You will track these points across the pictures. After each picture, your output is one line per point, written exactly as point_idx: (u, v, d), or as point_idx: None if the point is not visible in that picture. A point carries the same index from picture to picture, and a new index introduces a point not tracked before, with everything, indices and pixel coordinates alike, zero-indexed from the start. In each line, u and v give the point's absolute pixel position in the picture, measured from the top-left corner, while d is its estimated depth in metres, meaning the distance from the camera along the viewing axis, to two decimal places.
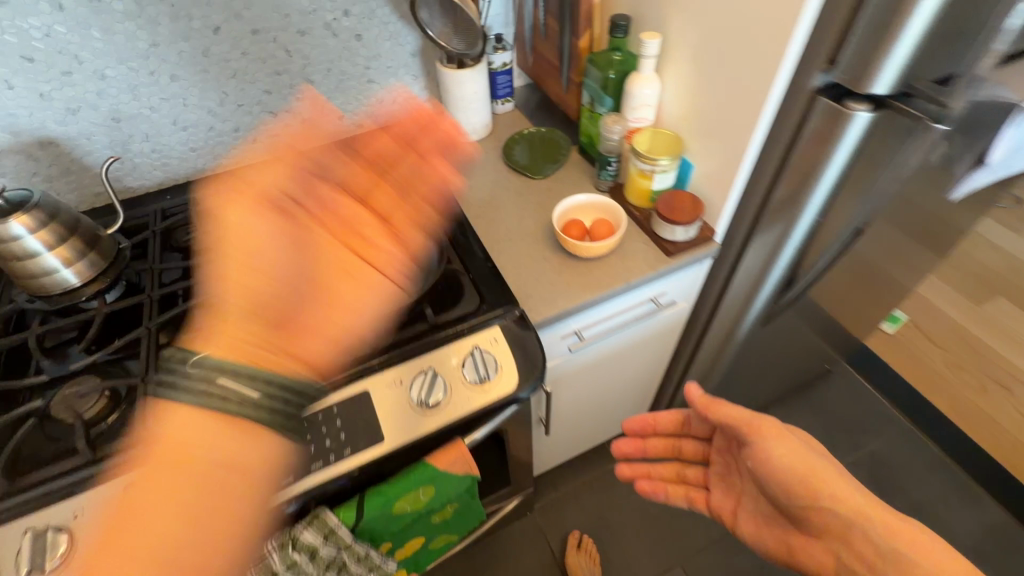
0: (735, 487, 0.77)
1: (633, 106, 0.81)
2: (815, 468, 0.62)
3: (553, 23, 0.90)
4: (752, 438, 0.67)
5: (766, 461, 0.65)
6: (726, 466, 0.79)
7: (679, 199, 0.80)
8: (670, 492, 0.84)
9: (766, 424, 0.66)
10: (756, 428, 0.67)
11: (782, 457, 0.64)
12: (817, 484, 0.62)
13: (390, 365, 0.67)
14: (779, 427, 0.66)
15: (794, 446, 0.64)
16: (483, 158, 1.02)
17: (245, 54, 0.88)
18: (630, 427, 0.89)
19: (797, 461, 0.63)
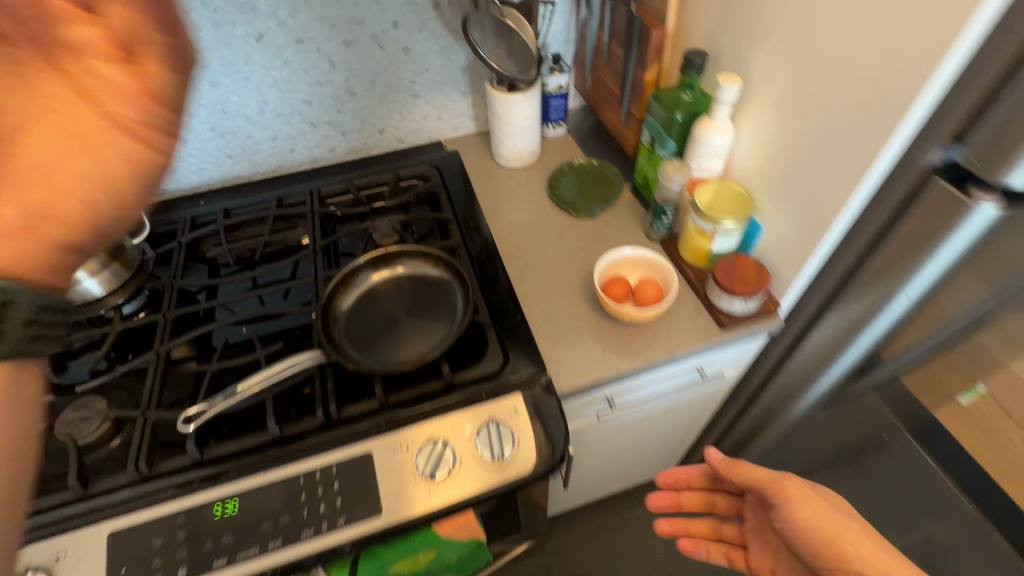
0: (771, 545, 0.73)
1: (699, 154, 0.71)
2: (837, 522, 0.62)
3: (618, 50, 0.81)
4: (777, 499, 0.66)
5: (793, 524, 0.64)
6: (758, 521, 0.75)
7: (740, 265, 0.70)
8: (707, 551, 0.80)
9: (789, 484, 0.66)
10: (778, 486, 0.67)
11: (807, 516, 0.63)
12: (842, 540, 0.60)
13: (398, 427, 0.62)
14: (802, 484, 0.66)
15: (818, 505, 0.64)
16: (527, 188, 0.94)
17: (288, 63, 0.83)
18: (663, 480, 0.85)
19: (820, 520, 0.62)
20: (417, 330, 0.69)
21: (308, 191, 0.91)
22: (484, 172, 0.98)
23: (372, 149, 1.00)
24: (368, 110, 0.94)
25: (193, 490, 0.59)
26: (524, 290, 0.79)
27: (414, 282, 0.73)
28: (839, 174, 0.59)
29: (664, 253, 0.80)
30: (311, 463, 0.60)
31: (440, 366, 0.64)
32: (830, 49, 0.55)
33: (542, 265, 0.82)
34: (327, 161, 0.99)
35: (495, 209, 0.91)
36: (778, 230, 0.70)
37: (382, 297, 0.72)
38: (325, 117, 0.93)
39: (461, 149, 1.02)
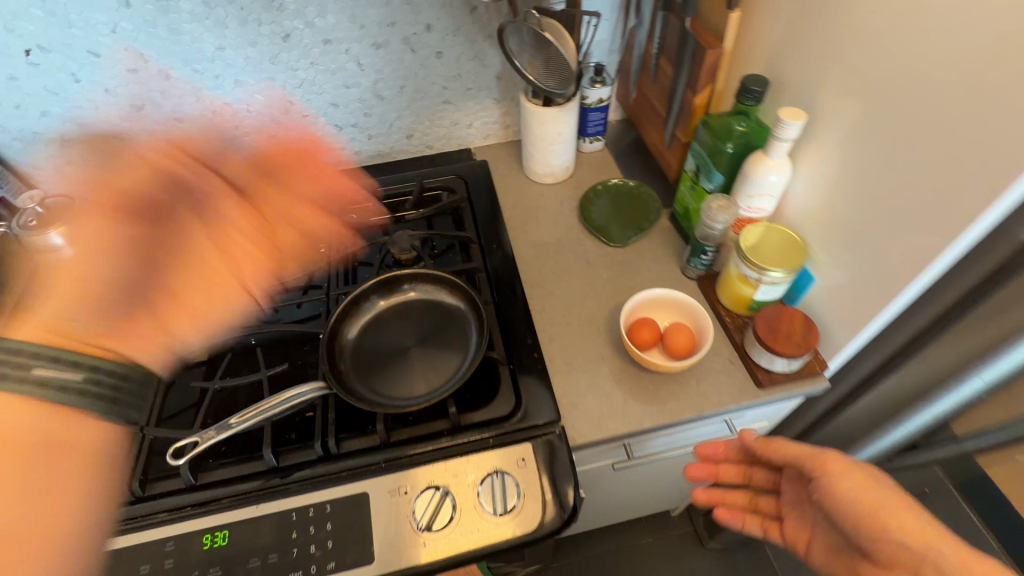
0: (813, 521, 0.63)
1: (750, 193, 0.64)
2: (883, 498, 0.54)
3: (666, 67, 0.74)
4: (816, 472, 0.58)
5: (833, 501, 0.56)
6: (798, 494, 0.66)
7: (785, 319, 0.63)
8: (742, 519, 0.70)
9: (829, 458, 0.58)
10: (815, 462, 0.59)
11: (848, 494, 0.55)
12: (888, 517, 0.53)
13: (398, 469, 0.59)
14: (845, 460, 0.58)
15: (862, 480, 0.56)
16: (556, 206, 0.88)
17: (314, 64, 0.80)
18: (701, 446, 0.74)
19: (864, 494, 0.55)
20: (425, 363, 0.65)
21: None
22: (512, 185, 0.92)
23: (398, 154, 0.96)
24: (396, 114, 0.90)
25: (184, 516, 0.57)
26: (544, 322, 0.73)
27: (428, 309, 0.69)
28: (917, 233, 0.51)
29: (700, 293, 0.74)
30: (306, 499, 0.58)
31: (447, 406, 0.60)
32: (920, 92, 0.48)
33: (565, 295, 0.76)
34: (351, 164, 0.96)
35: (521, 228, 0.86)
36: (834, 285, 0.63)
37: (393, 323, 0.68)
38: (351, 120, 0.89)
39: (490, 159, 0.96)
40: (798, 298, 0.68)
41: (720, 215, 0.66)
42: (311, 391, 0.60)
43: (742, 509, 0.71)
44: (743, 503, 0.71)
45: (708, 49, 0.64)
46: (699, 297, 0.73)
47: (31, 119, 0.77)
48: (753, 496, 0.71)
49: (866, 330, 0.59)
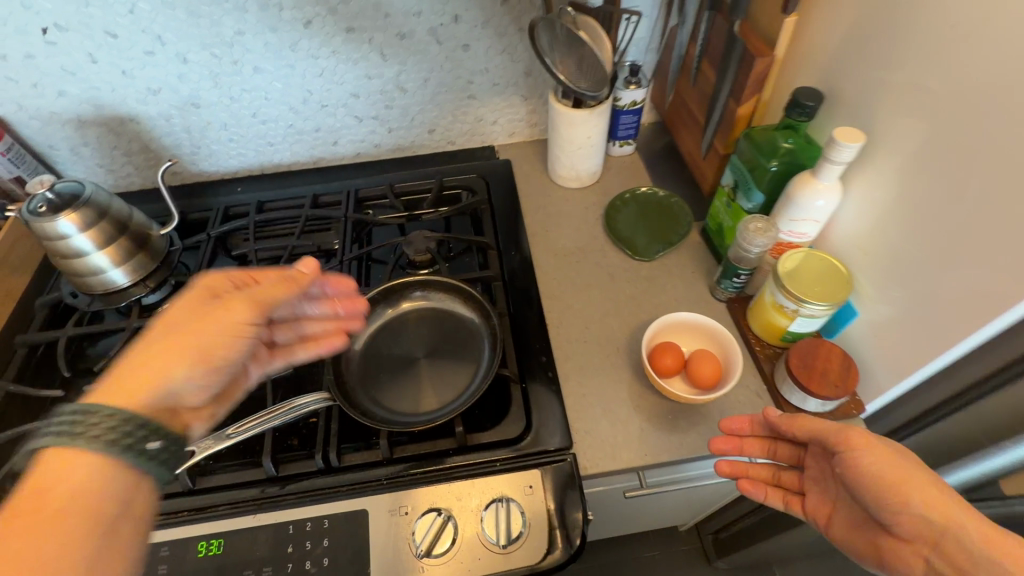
0: (840, 497, 0.54)
1: (792, 216, 0.59)
2: (908, 472, 0.47)
3: (708, 71, 0.69)
4: (836, 447, 0.51)
5: (853, 475, 0.49)
6: (824, 466, 0.56)
7: (822, 354, 0.58)
8: (765, 495, 0.59)
9: (852, 432, 0.50)
10: (834, 434, 0.51)
11: (869, 468, 0.48)
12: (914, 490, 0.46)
13: (399, 488, 0.56)
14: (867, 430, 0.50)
15: (884, 455, 0.48)
16: (580, 212, 0.84)
17: (335, 52, 0.76)
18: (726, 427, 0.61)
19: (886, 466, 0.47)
20: (433, 377, 0.62)
21: (346, 192, 0.85)
22: (535, 188, 0.88)
23: (418, 149, 0.93)
24: (418, 107, 0.86)
25: (181, 521, 0.55)
26: (560, 338, 0.70)
27: (440, 319, 0.66)
28: (982, 278, 0.45)
29: (729, 317, 0.69)
30: (303, 512, 0.56)
31: (453, 426, 0.57)
32: (998, 122, 0.43)
33: (584, 309, 0.72)
34: (370, 157, 0.92)
35: (542, 234, 0.82)
36: (878, 323, 0.58)
37: (402, 332, 0.66)
38: (372, 112, 0.85)
39: (514, 158, 0.92)
40: (836, 331, 0.63)
41: (757, 238, 0.61)
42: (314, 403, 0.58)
43: (765, 482, 0.60)
44: (764, 477, 0.60)
45: (757, 56, 0.58)
46: (728, 321, 0.69)
47: (47, 99, 0.75)
48: (773, 468, 0.60)
49: (912, 376, 0.54)
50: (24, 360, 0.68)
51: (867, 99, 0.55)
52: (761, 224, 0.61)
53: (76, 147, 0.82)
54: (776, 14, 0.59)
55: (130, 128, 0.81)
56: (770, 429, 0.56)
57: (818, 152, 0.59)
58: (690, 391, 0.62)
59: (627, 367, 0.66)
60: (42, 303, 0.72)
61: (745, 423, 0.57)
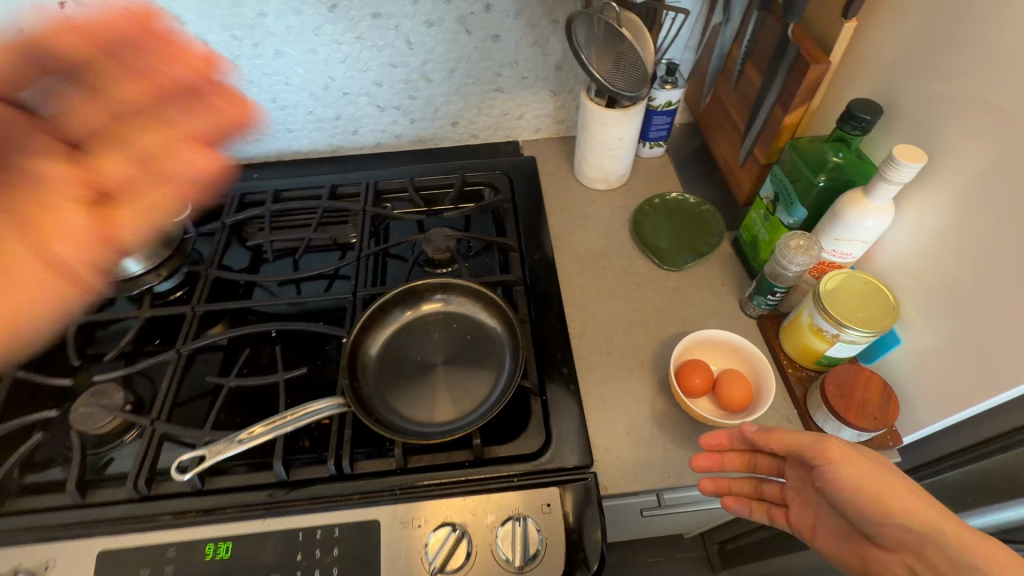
0: (824, 508, 0.54)
1: (837, 235, 0.56)
2: (885, 482, 0.46)
3: (753, 76, 0.65)
4: (814, 462, 0.49)
5: (835, 489, 0.48)
6: (805, 476, 0.55)
7: (860, 383, 0.55)
8: (749, 509, 0.58)
9: (828, 445, 0.48)
10: (807, 445, 0.50)
11: (849, 483, 0.47)
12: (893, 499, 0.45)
13: (413, 499, 0.55)
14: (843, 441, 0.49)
15: (863, 466, 0.47)
16: (606, 216, 0.81)
17: (360, 38, 0.73)
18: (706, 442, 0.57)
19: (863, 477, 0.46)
20: (450, 385, 0.60)
21: (364, 183, 0.82)
22: (560, 187, 0.85)
23: (440, 141, 0.90)
24: (442, 98, 0.83)
25: (188, 521, 0.54)
26: (582, 348, 0.68)
27: (460, 325, 0.64)
28: None
29: (759, 335, 0.66)
30: (314, 519, 0.54)
31: (471, 438, 0.56)
32: None
33: (608, 319, 0.70)
34: (390, 147, 0.90)
35: (566, 236, 0.79)
36: (923, 354, 0.55)
37: (421, 336, 0.64)
38: (394, 101, 0.82)
39: (539, 155, 0.89)
40: (874, 357, 0.60)
41: (797, 257, 0.58)
42: (329, 408, 0.56)
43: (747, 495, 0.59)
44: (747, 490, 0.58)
45: (813, 64, 0.55)
46: (758, 339, 0.66)
47: None
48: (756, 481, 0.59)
49: (958, 414, 0.51)
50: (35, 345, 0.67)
51: (930, 115, 0.52)
52: (803, 241, 0.58)
53: None
54: (836, 19, 0.55)
55: None
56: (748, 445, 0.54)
57: (871, 170, 0.55)
58: (717, 412, 0.59)
59: (651, 382, 0.64)
60: None
61: (723, 440, 0.55)
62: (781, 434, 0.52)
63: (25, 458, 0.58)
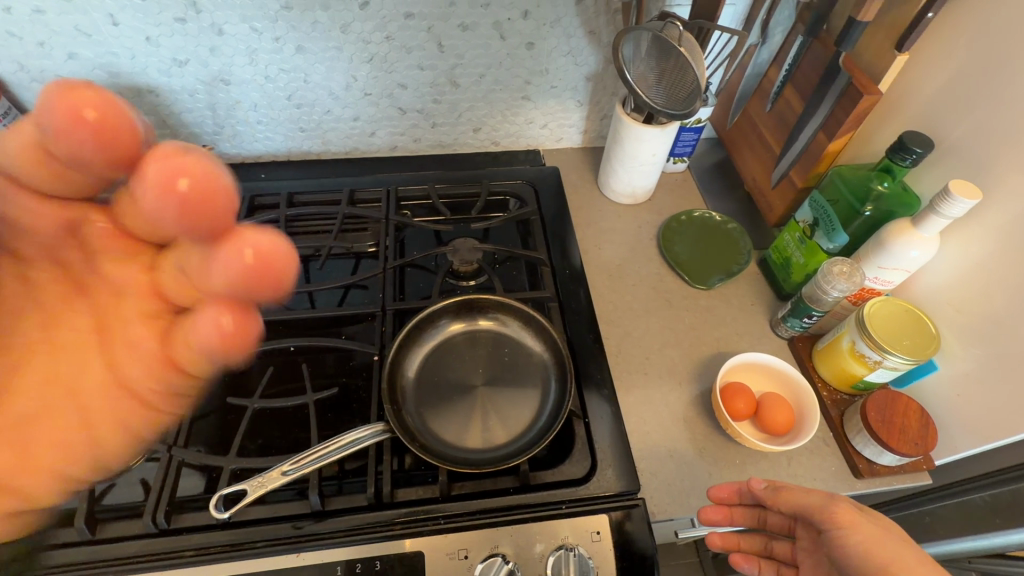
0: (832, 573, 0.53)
1: (882, 263, 0.57)
2: (893, 546, 0.46)
3: (793, 100, 0.66)
4: (822, 525, 0.49)
5: (841, 556, 0.48)
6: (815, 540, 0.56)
7: (899, 409, 0.57)
8: (758, 567, 0.60)
9: (838, 508, 0.49)
10: (812, 503, 0.51)
11: (859, 542, 0.47)
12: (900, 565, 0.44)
13: (459, 529, 0.52)
14: (848, 502, 0.50)
15: (870, 527, 0.47)
16: (632, 231, 0.80)
17: (389, 38, 0.70)
18: (715, 496, 0.56)
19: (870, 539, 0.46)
20: (493, 407, 0.59)
21: (385, 190, 0.79)
22: (585, 200, 0.84)
23: (460, 147, 0.87)
24: (467, 104, 0.80)
25: (212, 558, 0.50)
26: (619, 368, 0.67)
27: (499, 345, 0.63)
28: None
29: (791, 356, 0.67)
30: (349, 553, 0.50)
31: (519, 465, 0.54)
32: None
33: (642, 338, 0.69)
34: (407, 151, 0.86)
35: (593, 250, 0.78)
36: (959, 382, 0.56)
37: (462, 355, 0.62)
38: (418, 105, 0.79)
39: (561, 166, 0.87)
40: (907, 382, 0.62)
41: (839, 282, 0.59)
42: (370, 435, 0.53)
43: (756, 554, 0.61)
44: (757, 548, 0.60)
45: (865, 93, 0.55)
46: (791, 361, 0.67)
47: (55, 61, 0.66)
48: (767, 540, 0.61)
49: (995, 440, 0.53)
50: None
51: (973, 150, 0.53)
52: (846, 266, 0.59)
53: None
54: (888, 50, 0.56)
55: (147, 101, 0.72)
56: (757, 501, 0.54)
57: (915, 201, 0.57)
58: (760, 436, 0.59)
59: (688, 404, 0.64)
60: None
61: (732, 493, 0.55)
62: (785, 488, 0.53)
63: None
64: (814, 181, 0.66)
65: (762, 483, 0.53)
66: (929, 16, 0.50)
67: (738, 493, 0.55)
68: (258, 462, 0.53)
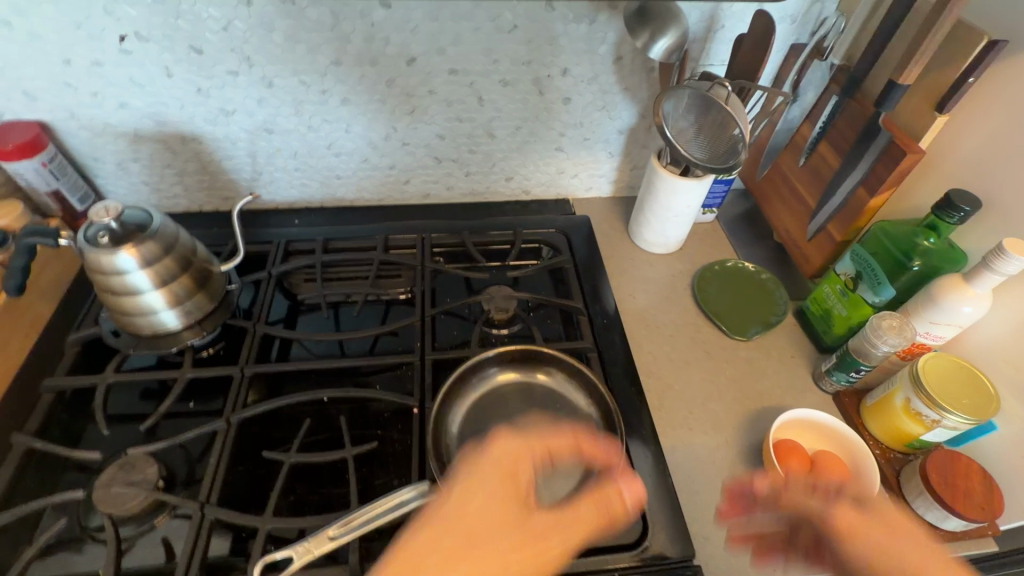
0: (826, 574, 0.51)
1: (934, 317, 0.56)
2: (904, 549, 0.47)
3: (828, 157, 0.67)
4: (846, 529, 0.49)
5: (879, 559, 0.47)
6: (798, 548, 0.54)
7: (961, 471, 0.55)
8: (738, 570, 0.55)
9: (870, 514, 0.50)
10: (814, 497, 0.52)
11: (861, 545, 0.48)
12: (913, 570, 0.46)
13: None
14: (852, 495, 0.51)
15: (876, 531, 0.48)
16: (666, 280, 0.80)
17: (432, 92, 0.72)
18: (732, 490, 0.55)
19: (884, 547, 0.48)
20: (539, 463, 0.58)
21: (420, 238, 0.79)
22: (616, 249, 0.84)
23: (491, 195, 0.87)
24: (501, 155, 0.82)
25: None
26: (662, 422, 0.65)
27: (543, 398, 0.62)
28: None
29: (837, 411, 0.66)
30: None
31: None
32: None
33: (683, 390, 0.68)
34: (439, 199, 0.87)
35: (627, 299, 0.78)
36: (1021, 442, 0.55)
37: (507, 410, 0.61)
38: (453, 154, 0.80)
39: (591, 214, 0.88)
40: (963, 441, 0.60)
41: (890, 336, 0.58)
42: (416, 496, 0.51)
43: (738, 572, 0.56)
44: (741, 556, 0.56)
45: (907, 152, 0.56)
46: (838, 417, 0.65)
47: (106, 110, 0.68)
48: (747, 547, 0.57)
49: None
50: (51, 408, 0.59)
51: (1020, 207, 0.53)
52: (893, 318, 0.59)
53: (124, 162, 0.74)
54: (926, 111, 0.57)
55: (190, 148, 0.73)
56: (770, 497, 0.54)
57: (961, 256, 0.58)
58: None
59: (734, 461, 0.62)
60: (76, 339, 0.63)
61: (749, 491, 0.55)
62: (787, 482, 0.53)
63: (41, 546, 0.50)
64: (853, 235, 0.66)
65: (763, 474, 0.54)
66: (970, 80, 0.53)
67: (738, 491, 0.55)
68: (300, 523, 0.51)
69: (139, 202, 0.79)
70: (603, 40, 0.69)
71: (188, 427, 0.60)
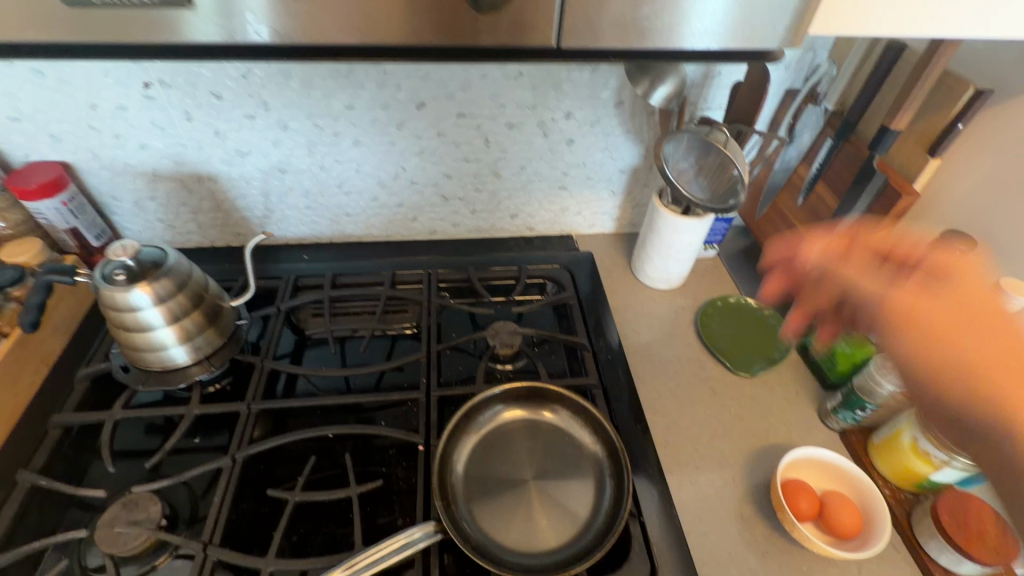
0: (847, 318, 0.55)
1: None
2: (975, 288, 0.43)
3: (826, 198, 0.69)
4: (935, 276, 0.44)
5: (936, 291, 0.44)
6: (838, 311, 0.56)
7: (973, 513, 0.54)
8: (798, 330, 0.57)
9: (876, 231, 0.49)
10: (858, 265, 0.49)
11: (923, 318, 0.43)
12: (956, 319, 0.42)
13: None
14: (890, 368, 0.59)
15: (943, 307, 0.43)
16: (669, 315, 0.81)
17: (441, 134, 0.74)
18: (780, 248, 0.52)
19: (943, 341, 0.42)
20: (545, 502, 0.57)
21: (426, 274, 0.81)
22: (620, 284, 0.85)
23: (497, 232, 0.89)
24: (506, 193, 0.84)
25: None
26: (668, 460, 0.64)
27: (548, 434, 0.62)
28: None
29: (844, 449, 0.65)
30: None
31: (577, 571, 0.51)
32: None
33: (689, 427, 0.67)
34: (446, 236, 0.89)
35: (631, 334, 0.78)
36: None
37: (512, 448, 0.61)
38: (460, 193, 0.83)
39: (594, 250, 0.90)
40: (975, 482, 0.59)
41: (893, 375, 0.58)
42: (423, 536, 0.51)
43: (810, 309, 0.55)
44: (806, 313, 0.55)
45: (903, 194, 0.58)
46: (845, 455, 0.65)
47: (126, 151, 0.70)
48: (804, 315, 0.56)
49: None
50: (58, 443, 0.59)
51: (1016, 247, 0.54)
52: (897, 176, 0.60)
53: (141, 200, 0.76)
54: (919, 155, 0.59)
55: (206, 187, 0.76)
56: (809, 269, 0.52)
57: None
58: (826, 539, 0.56)
59: (741, 501, 0.61)
60: (86, 374, 0.64)
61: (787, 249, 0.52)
62: (834, 244, 0.50)
63: None
64: None
65: (822, 232, 0.51)
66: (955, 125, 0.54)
67: (785, 265, 0.54)
68: (304, 565, 0.50)
69: (153, 238, 0.81)
70: (605, 86, 0.72)
71: (193, 463, 0.60)
